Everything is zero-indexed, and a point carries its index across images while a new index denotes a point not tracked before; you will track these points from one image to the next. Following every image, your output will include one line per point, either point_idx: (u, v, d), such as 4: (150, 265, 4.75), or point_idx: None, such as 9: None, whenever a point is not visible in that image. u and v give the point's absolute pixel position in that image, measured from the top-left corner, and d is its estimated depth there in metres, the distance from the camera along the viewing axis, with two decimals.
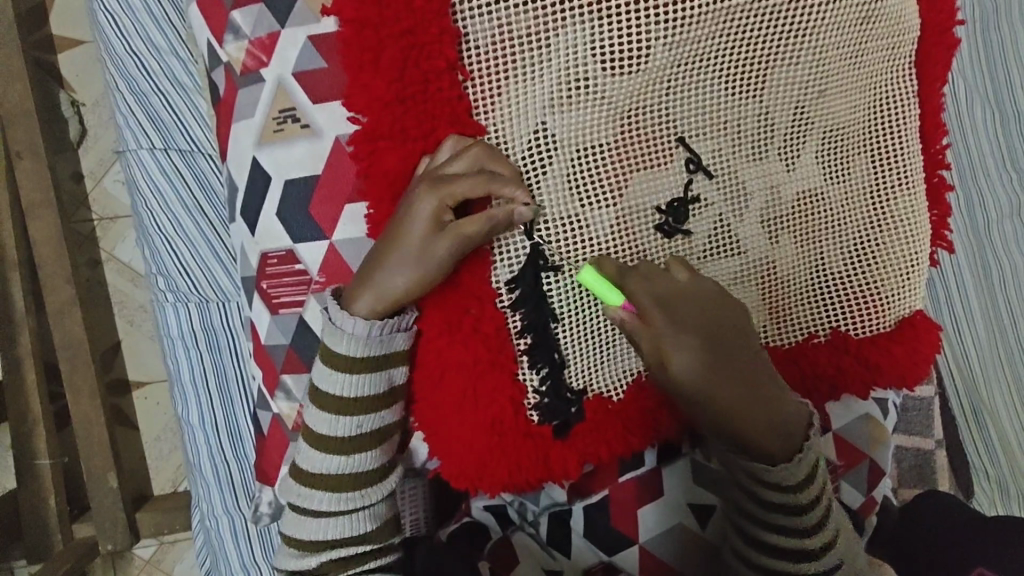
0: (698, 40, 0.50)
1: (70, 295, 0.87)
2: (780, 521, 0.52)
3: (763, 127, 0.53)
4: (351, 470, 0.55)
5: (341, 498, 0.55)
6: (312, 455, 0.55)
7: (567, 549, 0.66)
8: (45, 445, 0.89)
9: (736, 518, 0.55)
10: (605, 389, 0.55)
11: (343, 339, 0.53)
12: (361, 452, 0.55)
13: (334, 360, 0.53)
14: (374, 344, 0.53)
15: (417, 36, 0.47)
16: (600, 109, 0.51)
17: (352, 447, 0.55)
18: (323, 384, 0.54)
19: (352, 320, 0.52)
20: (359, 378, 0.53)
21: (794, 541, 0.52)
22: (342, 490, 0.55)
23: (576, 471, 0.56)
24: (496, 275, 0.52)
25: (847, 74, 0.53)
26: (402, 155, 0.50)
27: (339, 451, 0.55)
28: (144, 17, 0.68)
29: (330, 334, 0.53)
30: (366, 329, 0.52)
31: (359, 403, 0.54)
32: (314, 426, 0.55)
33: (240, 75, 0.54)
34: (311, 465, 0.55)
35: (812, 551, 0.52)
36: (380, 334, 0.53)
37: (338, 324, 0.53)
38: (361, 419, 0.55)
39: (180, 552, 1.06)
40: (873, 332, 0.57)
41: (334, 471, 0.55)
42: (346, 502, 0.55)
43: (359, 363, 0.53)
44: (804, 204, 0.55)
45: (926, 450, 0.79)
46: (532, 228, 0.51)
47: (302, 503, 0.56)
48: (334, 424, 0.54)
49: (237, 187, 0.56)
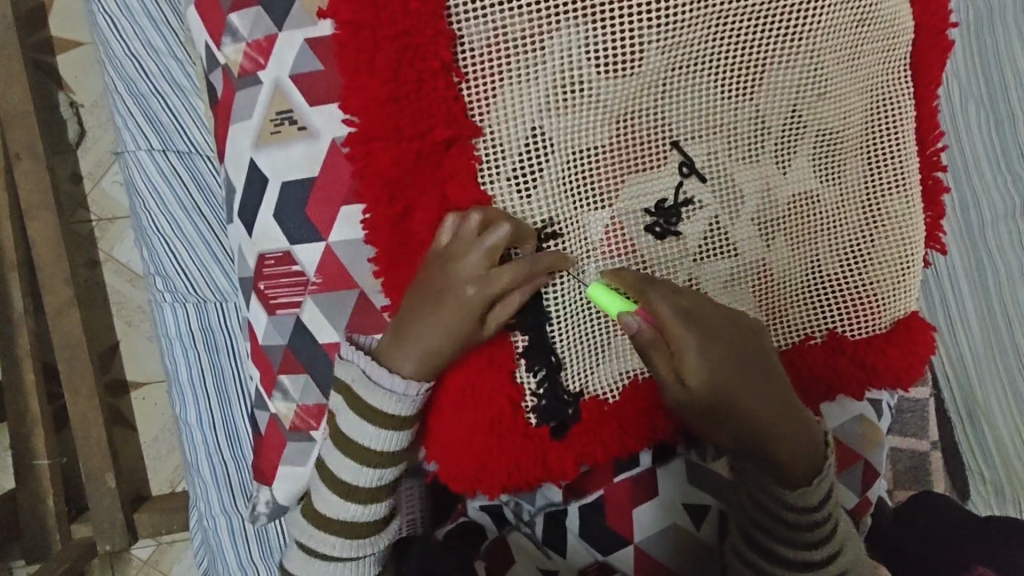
0: (692, 43, 0.51)
1: (69, 296, 0.88)
2: (788, 533, 0.53)
3: (757, 129, 0.53)
4: (363, 518, 0.55)
5: (356, 544, 0.56)
6: (331, 501, 0.54)
7: (563, 549, 0.67)
8: (44, 445, 0.89)
9: (745, 528, 0.55)
10: (600, 392, 0.55)
11: (377, 393, 0.52)
12: (377, 502, 0.55)
13: (366, 412, 0.52)
14: (406, 402, 0.53)
15: (413, 37, 0.48)
16: (595, 111, 0.51)
17: (371, 497, 0.55)
18: (352, 432, 0.53)
19: (394, 379, 0.52)
20: (391, 433, 0.53)
21: (801, 553, 0.53)
22: (356, 537, 0.55)
23: (573, 472, 0.56)
24: None
25: (842, 76, 0.53)
26: (395, 155, 0.49)
27: (359, 500, 0.54)
28: (143, 19, 0.68)
29: (364, 386, 0.52)
30: (406, 387, 0.52)
31: (382, 455, 0.54)
32: (336, 471, 0.54)
33: (237, 77, 0.54)
34: (328, 511, 0.55)
35: (818, 564, 0.52)
36: (415, 395, 0.52)
37: (376, 380, 0.52)
38: (383, 471, 0.54)
39: (177, 553, 1.06)
40: (867, 333, 0.57)
41: (350, 518, 0.55)
42: (358, 549, 0.56)
43: (392, 419, 0.53)
44: (798, 205, 0.55)
45: (922, 451, 0.79)
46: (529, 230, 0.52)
47: (314, 544, 0.55)
48: (356, 472, 0.54)
49: (235, 189, 0.57)
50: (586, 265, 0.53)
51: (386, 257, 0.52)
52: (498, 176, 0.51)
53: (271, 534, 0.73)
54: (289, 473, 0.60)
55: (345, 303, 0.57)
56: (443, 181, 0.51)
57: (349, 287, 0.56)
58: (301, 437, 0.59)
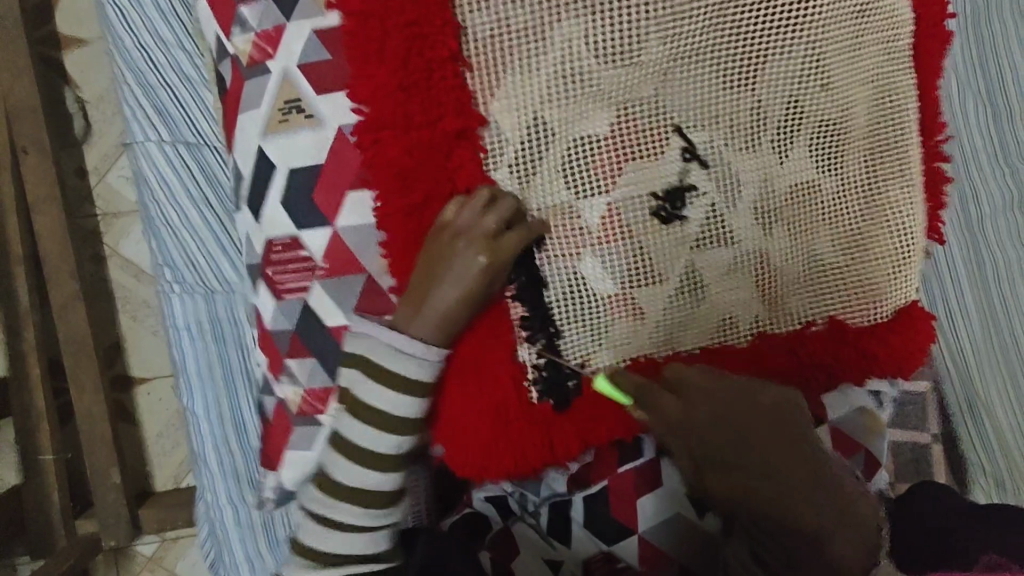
0: (692, 34, 0.52)
1: (75, 290, 0.88)
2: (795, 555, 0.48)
3: (757, 118, 0.54)
4: (380, 487, 0.56)
5: (372, 513, 0.56)
6: (349, 467, 0.55)
7: (567, 539, 0.67)
8: (49, 440, 0.89)
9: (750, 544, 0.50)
10: (605, 371, 0.55)
11: (397, 357, 0.52)
12: (394, 470, 0.56)
13: (387, 378, 0.53)
14: (428, 367, 0.53)
15: (421, 27, 0.49)
16: (597, 100, 0.52)
17: (388, 464, 0.55)
18: (369, 399, 0.53)
19: (416, 343, 0.52)
20: (412, 400, 0.53)
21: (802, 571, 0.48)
22: (373, 505, 0.56)
23: (577, 452, 0.57)
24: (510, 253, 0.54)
25: (842, 66, 0.54)
26: (406, 144, 0.50)
27: (377, 467, 0.55)
28: (152, 11, 0.69)
29: (386, 354, 0.53)
30: (426, 352, 0.52)
31: (402, 423, 0.54)
32: (356, 440, 0.54)
33: (246, 66, 0.55)
34: (347, 477, 0.55)
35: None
36: (436, 359, 0.53)
37: (398, 346, 0.52)
38: (400, 440, 0.55)
39: (182, 549, 1.06)
40: (868, 320, 0.58)
41: (369, 487, 0.55)
42: (376, 517, 0.56)
43: (412, 384, 0.53)
44: (798, 194, 0.56)
45: (923, 442, 0.79)
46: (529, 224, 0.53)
47: (333, 515, 0.55)
48: (376, 439, 0.54)
49: (242, 175, 0.57)
50: (589, 253, 0.54)
51: (398, 244, 0.53)
52: (501, 164, 0.52)
53: (277, 522, 0.73)
54: (297, 458, 0.61)
55: (353, 287, 0.57)
56: (454, 171, 0.51)
57: (356, 272, 0.57)
58: (308, 421, 0.60)
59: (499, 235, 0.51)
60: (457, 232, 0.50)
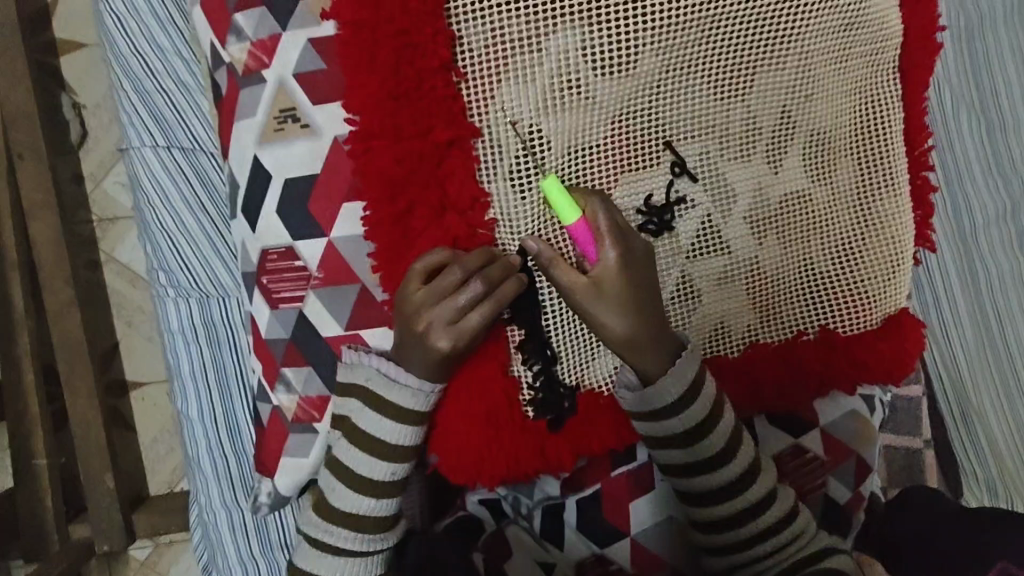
0: (685, 45, 0.52)
1: (70, 296, 0.88)
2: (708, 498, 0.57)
3: (748, 130, 0.55)
4: (374, 513, 0.57)
5: (364, 539, 0.57)
6: (345, 493, 0.56)
7: (560, 541, 0.67)
8: (42, 444, 0.89)
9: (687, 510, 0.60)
10: (596, 385, 0.56)
11: (394, 389, 0.54)
12: (389, 497, 0.57)
13: (383, 407, 0.55)
14: (421, 398, 0.55)
15: (412, 37, 0.49)
16: (591, 112, 0.52)
17: (383, 492, 0.57)
18: (370, 428, 0.55)
19: (410, 375, 0.54)
20: (406, 428, 0.55)
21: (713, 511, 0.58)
22: (367, 532, 0.57)
23: (571, 463, 0.58)
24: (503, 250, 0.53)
25: (830, 80, 0.55)
26: (395, 153, 0.50)
27: (371, 493, 0.56)
28: (150, 18, 0.70)
29: (382, 384, 0.54)
30: (420, 384, 0.54)
31: (397, 450, 0.56)
32: (350, 465, 0.56)
33: (242, 75, 0.55)
34: (343, 504, 0.57)
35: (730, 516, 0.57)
36: (429, 391, 0.54)
37: (393, 376, 0.54)
38: (396, 467, 0.56)
39: (176, 554, 1.06)
40: (858, 330, 0.59)
41: (364, 512, 0.57)
42: (367, 543, 0.57)
43: (411, 415, 0.55)
44: (789, 204, 0.56)
45: (915, 448, 0.82)
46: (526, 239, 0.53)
47: (325, 539, 0.57)
48: (372, 466, 0.56)
49: (238, 184, 0.58)
50: None
51: (386, 264, 0.53)
52: (496, 175, 0.52)
53: (270, 527, 0.73)
54: (292, 464, 0.61)
55: (347, 297, 0.57)
56: (443, 178, 0.52)
57: (350, 281, 0.57)
58: (303, 429, 0.60)
59: (462, 316, 0.51)
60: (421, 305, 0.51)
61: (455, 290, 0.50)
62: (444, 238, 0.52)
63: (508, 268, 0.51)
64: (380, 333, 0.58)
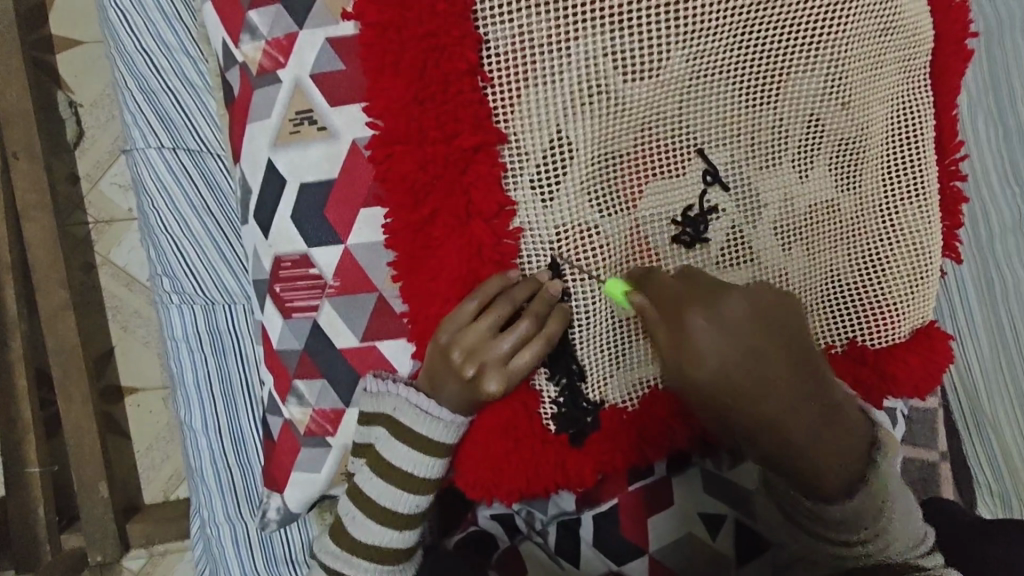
0: (717, 50, 0.50)
1: (64, 300, 0.86)
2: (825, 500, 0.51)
3: (778, 136, 0.53)
4: (398, 545, 0.57)
5: (386, 569, 0.57)
6: (367, 523, 0.56)
7: (576, 559, 0.65)
8: (34, 452, 0.86)
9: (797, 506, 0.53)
10: (619, 401, 0.54)
11: (425, 420, 0.54)
12: (412, 528, 0.57)
13: (410, 438, 0.54)
14: (452, 430, 0.54)
15: (439, 39, 0.47)
16: (618, 118, 0.51)
17: (406, 524, 0.56)
18: (395, 458, 0.55)
19: (443, 408, 0.53)
20: (435, 458, 0.55)
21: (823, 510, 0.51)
22: (387, 563, 0.57)
23: (591, 480, 0.56)
24: (523, 264, 0.52)
25: (865, 86, 0.53)
26: (419, 159, 0.49)
27: (396, 525, 0.56)
28: (155, 14, 0.68)
29: (409, 415, 0.54)
30: (452, 417, 0.53)
31: (422, 481, 0.55)
32: (376, 497, 0.55)
33: (256, 75, 0.53)
34: (363, 534, 0.56)
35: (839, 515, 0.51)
36: (461, 423, 0.54)
37: (424, 409, 0.54)
38: (421, 498, 0.56)
39: (171, 564, 1.03)
40: (888, 343, 0.57)
41: (384, 543, 0.56)
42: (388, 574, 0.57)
43: (439, 445, 0.54)
44: (817, 213, 0.55)
45: (931, 462, 0.78)
46: (554, 250, 0.51)
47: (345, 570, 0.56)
48: (397, 498, 0.55)
49: (251, 188, 0.56)
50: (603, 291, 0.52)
51: (417, 287, 0.52)
52: (520, 182, 0.51)
53: (275, 541, 0.71)
54: (303, 479, 0.60)
55: (364, 307, 0.56)
56: (469, 186, 0.50)
57: (367, 290, 0.55)
58: (315, 443, 0.59)
59: (512, 356, 0.50)
60: (456, 346, 0.50)
61: (497, 335, 0.50)
62: (467, 246, 0.50)
63: (548, 300, 0.50)
64: (397, 346, 0.57)
